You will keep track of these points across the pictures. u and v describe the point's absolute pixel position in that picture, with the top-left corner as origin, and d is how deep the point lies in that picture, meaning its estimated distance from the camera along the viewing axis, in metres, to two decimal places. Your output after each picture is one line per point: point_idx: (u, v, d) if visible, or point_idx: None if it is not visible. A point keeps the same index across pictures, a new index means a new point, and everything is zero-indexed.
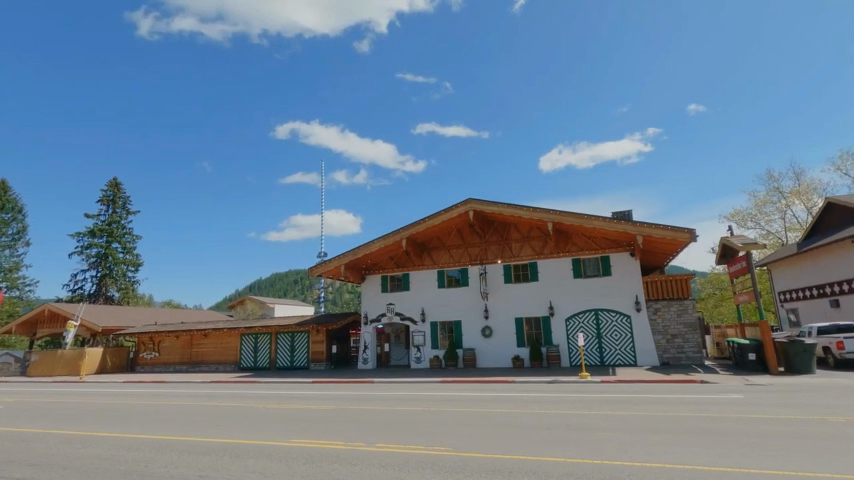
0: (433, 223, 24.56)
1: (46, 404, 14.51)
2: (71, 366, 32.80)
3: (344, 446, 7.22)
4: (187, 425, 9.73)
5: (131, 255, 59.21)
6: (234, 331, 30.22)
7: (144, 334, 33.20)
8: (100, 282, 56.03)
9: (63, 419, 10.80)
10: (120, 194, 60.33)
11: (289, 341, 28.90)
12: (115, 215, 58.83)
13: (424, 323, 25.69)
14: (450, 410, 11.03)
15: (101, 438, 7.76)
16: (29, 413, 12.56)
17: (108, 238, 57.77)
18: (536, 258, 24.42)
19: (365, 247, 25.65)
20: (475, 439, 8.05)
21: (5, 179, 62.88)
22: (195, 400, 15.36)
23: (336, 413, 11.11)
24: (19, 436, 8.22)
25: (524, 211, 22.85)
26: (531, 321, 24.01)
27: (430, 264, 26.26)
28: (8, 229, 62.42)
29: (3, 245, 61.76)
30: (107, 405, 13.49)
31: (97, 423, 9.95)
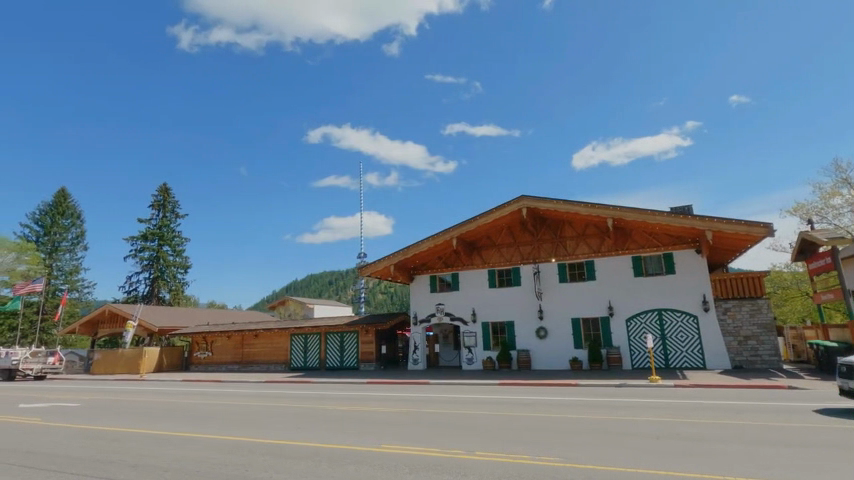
0: (485, 222, 24.00)
1: (120, 402, 14.99)
2: (131, 365, 34.13)
3: (447, 453, 6.98)
4: (265, 425, 9.75)
5: (180, 258, 61.32)
6: (284, 331, 30.59)
7: (198, 334, 34.13)
8: (153, 284, 58.36)
9: (146, 417, 11.04)
10: (170, 199, 62.69)
11: (338, 342, 28.99)
12: (165, 219, 61.17)
13: (476, 324, 25.15)
14: (531, 415, 10.52)
15: (194, 438, 7.86)
16: (109, 410, 12.92)
17: (159, 241, 60.05)
18: (592, 256, 23.49)
19: (414, 247, 25.33)
20: (576, 449, 7.58)
21: (65, 187, 66.46)
22: (260, 400, 15.50)
23: (405, 416, 10.86)
24: (116, 435, 8.46)
25: (581, 207, 21.97)
26: (589, 322, 23.10)
27: (481, 263, 25.67)
28: (67, 234, 66.05)
29: (64, 249, 65.40)
30: (179, 404, 13.76)
31: (178, 422, 10.10)
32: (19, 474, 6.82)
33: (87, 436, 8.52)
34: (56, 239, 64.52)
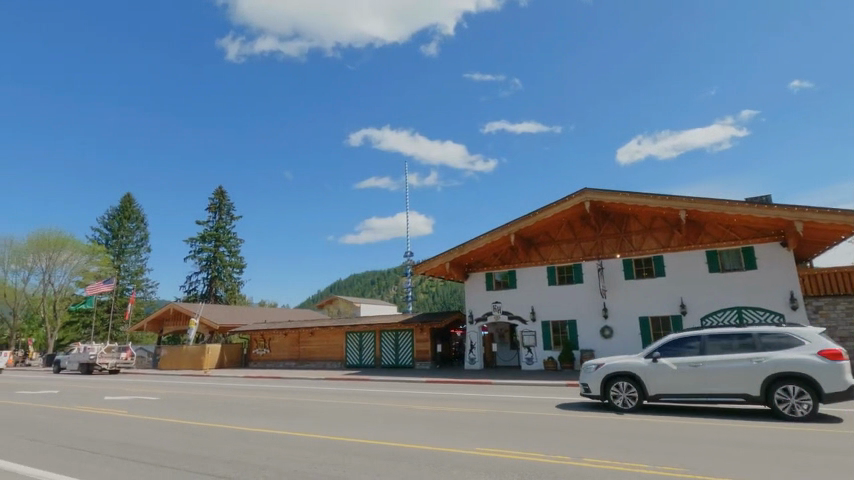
0: (544, 216, 23.14)
1: (195, 396, 15.51)
2: (195, 361, 35.52)
3: (548, 461, 6.56)
4: (339, 425, 9.97)
5: (236, 258, 63.70)
6: (340, 329, 30.93)
7: (256, 331, 35.07)
8: (211, 283, 60.98)
9: (224, 413, 11.37)
10: (225, 202, 65.25)
11: (393, 340, 28.93)
12: (221, 221, 63.75)
13: (535, 323, 24.33)
14: (621, 420, 9.81)
15: (281, 438, 8.03)
16: (187, 405, 13.39)
17: (216, 242, 62.61)
18: (662, 251, 22.13)
19: (471, 244, 24.78)
20: (690, 457, 6.86)
21: (130, 192, 70.51)
22: (325, 399, 15.65)
23: (480, 418, 10.57)
24: (205, 430, 8.71)
25: (651, 199, 20.69)
26: (659, 321, 21.80)
27: (539, 260, 24.80)
28: (133, 237, 70.10)
29: (130, 251, 69.44)
30: (250, 402, 14.08)
31: (255, 420, 10.28)
32: (121, 466, 6.88)
33: (177, 430, 8.75)
34: (123, 241, 68.65)
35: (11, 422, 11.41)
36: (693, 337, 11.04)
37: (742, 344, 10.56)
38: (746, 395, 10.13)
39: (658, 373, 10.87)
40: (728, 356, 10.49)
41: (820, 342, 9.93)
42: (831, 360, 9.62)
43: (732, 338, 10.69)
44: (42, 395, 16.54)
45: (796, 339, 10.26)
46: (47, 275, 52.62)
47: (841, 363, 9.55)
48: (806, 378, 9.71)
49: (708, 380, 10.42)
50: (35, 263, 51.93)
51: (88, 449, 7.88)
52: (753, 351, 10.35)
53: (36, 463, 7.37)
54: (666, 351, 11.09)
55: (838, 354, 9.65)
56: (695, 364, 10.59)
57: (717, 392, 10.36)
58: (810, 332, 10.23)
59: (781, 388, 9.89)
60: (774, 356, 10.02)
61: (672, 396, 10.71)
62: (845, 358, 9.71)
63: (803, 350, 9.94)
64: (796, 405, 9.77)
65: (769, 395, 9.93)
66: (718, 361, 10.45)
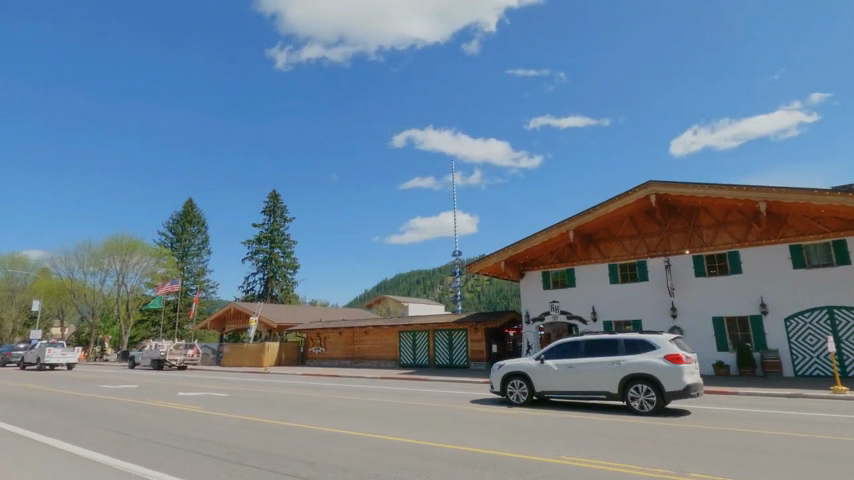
0: (605, 212, 22.10)
1: (259, 393, 16.04)
2: (255, 358, 36.83)
3: (622, 472, 6.16)
4: (396, 425, 10.14)
5: (290, 259, 65.83)
6: (393, 328, 31.06)
7: (312, 330, 35.91)
8: (267, 283, 63.41)
9: (286, 411, 11.72)
10: (279, 205, 67.55)
11: (447, 339, 28.69)
12: (276, 223, 66.06)
13: (596, 323, 23.26)
14: (709, 430, 9.09)
15: (344, 438, 8.23)
16: (252, 401, 13.90)
17: (271, 244, 64.93)
18: (737, 246, 20.55)
19: (526, 242, 24.07)
20: (803, 474, 6.18)
21: (192, 198, 74.42)
22: (385, 398, 15.65)
23: (539, 421, 10.33)
24: (271, 428, 9.04)
25: (725, 190, 19.22)
26: (736, 321, 20.26)
27: (600, 258, 23.72)
28: (195, 240, 74.00)
29: (193, 253, 73.34)
30: (309, 401, 14.47)
31: (317, 418, 10.57)
32: (204, 462, 7.00)
33: (245, 427, 9.11)
34: (186, 244, 72.68)
35: (97, 415, 12.19)
36: (575, 342, 12.61)
37: (610, 348, 12.04)
38: (607, 393, 11.64)
39: (543, 372, 12.55)
40: (597, 358, 12.02)
41: (668, 347, 11.32)
42: (674, 363, 10.99)
43: (604, 342, 12.18)
44: (123, 390, 17.53)
45: (654, 344, 11.62)
46: (121, 277, 56.41)
47: (681, 366, 10.92)
48: (652, 378, 11.14)
49: (578, 378, 12.03)
50: (110, 265, 55.84)
51: (172, 444, 8.13)
52: (618, 354, 11.83)
53: (124, 457, 7.67)
54: (551, 354, 12.73)
55: (679, 358, 11.04)
56: (571, 365, 12.20)
57: (586, 389, 11.91)
58: (665, 338, 11.60)
59: (634, 386, 11.38)
60: (631, 359, 11.47)
61: (553, 393, 12.33)
62: (687, 362, 11.06)
63: (653, 354, 11.38)
64: (641, 402, 11.23)
65: (623, 391, 11.42)
66: (587, 362, 12.02)
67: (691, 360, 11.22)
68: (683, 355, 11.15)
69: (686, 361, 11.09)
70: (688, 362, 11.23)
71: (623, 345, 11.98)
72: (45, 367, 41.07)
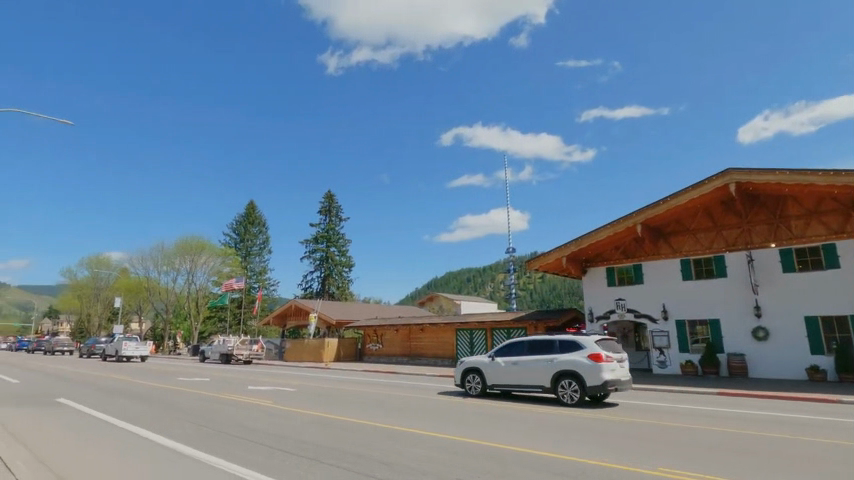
0: (677, 203, 20.63)
1: (323, 388, 16.38)
2: (315, 354, 37.89)
3: None
4: (460, 424, 10.12)
5: (346, 258, 67.38)
6: (449, 326, 30.88)
7: (369, 327, 36.40)
8: (324, 281, 65.23)
9: (351, 408, 11.95)
10: (335, 204, 69.27)
11: (505, 338, 28.09)
12: (331, 223, 67.83)
13: (667, 322, 21.86)
14: (818, 445, 8.16)
15: (412, 437, 8.27)
16: (316, 397, 14.26)
17: (327, 243, 66.70)
18: (832, 238, 18.52)
19: (590, 237, 22.97)
20: None
21: (253, 200, 77.92)
22: (447, 397, 15.48)
23: (610, 429, 9.90)
24: (338, 425, 9.22)
25: (819, 176, 17.31)
26: (832, 322, 18.31)
27: (671, 253, 22.25)
28: (257, 240, 77.48)
29: (255, 253, 76.82)
30: (371, 398, 14.65)
31: (381, 414, 10.74)
32: (280, 457, 7.06)
33: (314, 423, 9.34)
34: (249, 245, 76.26)
35: (177, 406, 12.84)
36: (520, 342, 14.46)
37: (548, 348, 13.78)
38: (542, 386, 13.41)
39: (492, 367, 14.53)
40: (536, 356, 13.82)
41: (592, 347, 12.91)
42: (594, 361, 12.61)
43: (543, 342, 13.93)
44: (197, 382, 18.45)
45: (582, 344, 13.24)
46: (191, 275, 60.00)
47: (599, 364, 12.52)
48: (576, 375, 12.79)
49: (518, 373, 13.93)
50: (181, 264, 59.57)
51: (248, 438, 8.33)
52: (553, 353, 13.54)
53: (205, 448, 7.91)
54: (501, 353, 14.67)
55: (598, 356, 12.66)
56: (514, 362, 14.11)
57: (526, 383, 13.74)
58: (592, 339, 13.20)
59: (563, 380, 13.09)
60: (561, 357, 13.17)
61: (500, 387, 14.27)
62: (606, 360, 12.62)
63: (580, 352, 13.04)
64: (568, 395, 12.90)
65: (554, 385, 13.16)
66: (526, 360, 13.87)
67: (612, 359, 12.76)
68: (604, 354, 12.74)
69: (606, 359, 12.63)
70: (610, 360, 12.77)
71: (558, 344, 13.70)
72: (123, 359, 44.42)
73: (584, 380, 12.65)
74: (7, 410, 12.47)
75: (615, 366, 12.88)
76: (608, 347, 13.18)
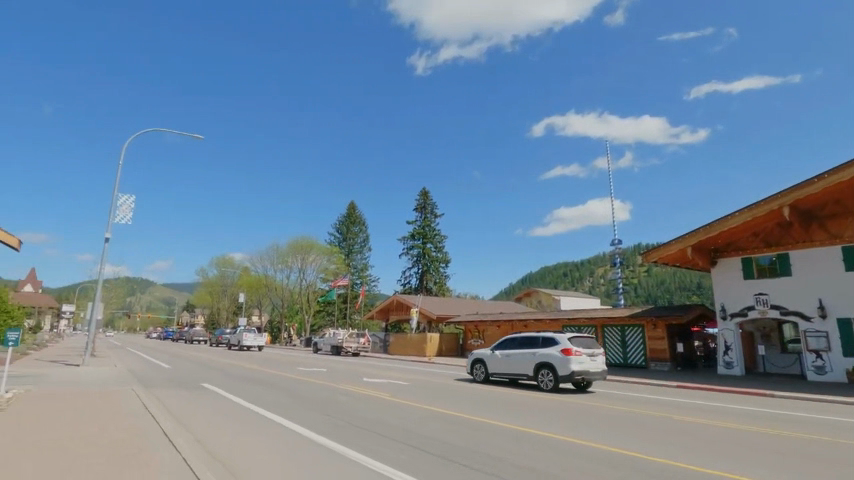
0: (837, 181, 17.30)
1: (435, 384, 16.39)
2: (417, 348, 38.60)
3: None
4: (596, 428, 9.56)
5: (442, 253, 68.09)
6: (554, 322, 29.47)
7: (470, 322, 36.12)
8: (422, 277, 66.42)
9: (471, 406, 11.87)
10: (430, 201, 70.27)
11: (619, 335, 26.02)
12: (427, 219, 68.95)
13: (826, 321, 18.56)
14: None
15: (544, 440, 7.89)
16: (433, 391, 14.42)
17: (424, 239, 67.84)
18: None
19: (720, 224, 20.28)
20: None
21: (353, 201, 82.04)
22: (564, 398, 14.66)
23: (775, 446, 8.53)
24: (470, 424, 9.11)
25: None
26: None
27: (827, 239, 18.87)
28: (358, 238, 81.47)
29: (357, 251, 80.84)
30: (487, 395, 14.47)
31: (502, 415, 10.44)
32: (408, 452, 7.02)
33: (445, 421, 9.33)
34: (351, 243, 80.47)
35: (304, 397, 13.65)
36: (514, 338, 18.02)
37: (533, 343, 17.20)
38: (527, 374, 16.91)
39: (492, 358, 18.31)
40: (524, 349, 17.33)
41: (564, 343, 16.14)
42: (564, 355, 15.86)
43: (530, 339, 17.35)
44: (316, 372, 19.55)
45: (557, 341, 16.53)
46: (302, 272, 64.76)
47: (568, 357, 15.72)
48: (551, 365, 16.15)
49: (507, 362, 17.58)
50: (293, 262, 64.54)
51: (375, 431, 8.49)
52: (536, 347, 16.95)
53: (336, 440, 8.18)
54: (500, 346, 18.34)
55: (568, 350, 15.89)
56: (507, 355, 17.76)
57: (516, 372, 17.31)
58: (566, 337, 16.39)
59: (542, 370, 16.51)
60: (540, 351, 16.59)
61: (497, 374, 17.96)
62: (574, 354, 15.81)
63: (555, 347, 16.35)
64: (544, 380, 16.26)
65: (534, 373, 16.61)
66: (515, 353, 17.49)
67: (581, 353, 15.87)
68: (573, 349, 15.96)
69: (574, 353, 15.82)
70: (579, 355, 15.91)
71: (541, 340, 17.11)
72: (245, 349, 49.35)
73: (557, 369, 15.95)
74: (166, 392, 14.19)
75: (584, 360, 16.00)
76: (581, 344, 16.23)
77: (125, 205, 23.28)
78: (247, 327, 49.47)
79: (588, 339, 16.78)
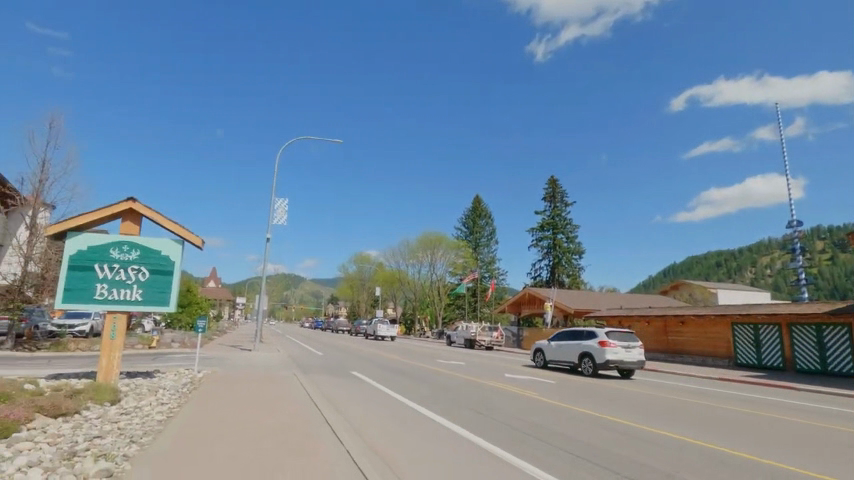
0: None
1: (587, 384, 15.10)
2: None
3: None
4: (812, 459, 7.52)
5: (574, 244, 64.18)
6: (721, 318, 25.37)
7: (613, 316, 32.86)
8: (554, 270, 63.27)
9: (633, 419, 10.43)
10: (558, 189, 66.65)
11: (813, 336, 21.29)
12: (557, 209, 65.44)
13: None
14: None
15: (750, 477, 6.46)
16: (585, 394, 13.22)
17: (554, 230, 64.58)
18: None
19: None
20: None
21: (478, 194, 81.82)
22: (753, 410, 12.24)
23: None
24: (637, 450, 7.89)
25: None
26: None
27: None
28: (484, 232, 81.12)
29: (483, 244, 80.56)
30: (653, 401, 12.79)
31: (678, 434, 9.01)
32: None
33: (609, 444, 8.23)
34: (478, 237, 80.33)
35: (451, 390, 13.58)
36: (566, 332, 21.09)
37: (579, 336, 20.12)
38: (573, 362, 19.91)
39: (549, 348, 21.52)
40: (572, 340, 20.30)
41: (602, 336, 18.91)
42: (600, 345, 18.66)
43: (577, 333, 20.26)
44: (455, 365, 19.53)
45: (596, 334, 19.35)
46: (431, 267, 66.60)
47: (603, 347, 18.51)
48: (590, 354, 19.03)
49: (558, 351, 20.61)
50: (423, 257, 66.70)
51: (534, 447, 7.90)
52: (581, 340, 19.84)
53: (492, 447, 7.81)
54: (556, 339, 21.48)
55: (604, 342, 18.64)
56: (559, 345, 20.89)
57: (565, 360, 20.37)
58: (605, 332, 19.09)
59: (584, 359, 19.44)
60: (582, 342, 19.56)
61: (553, 362, 21.11)
62: (609, 345, 18.55)
63: (595, 340, 19.15)
64: (586, 366, 19.10)
65: (577, 361, 19.57)
66: (565, 344, 20.57)
67: (616, 345, 18.50)
68: (610, 341, 18.69)
69: (609, 344, 18.53)
70: (614, 346, 18.59)
71: (584, 334, 20.06)
72: (381, 339, 52.39)
73: (596, 357, 18.78)
74: (324, 378, 15.33)
75: (620, 351, 18.61)
76: (618, 338, 18.80)
77: (281, 208, 25.90)
78: (382, 318, 52.31)
79: (626, 334, 19.25)
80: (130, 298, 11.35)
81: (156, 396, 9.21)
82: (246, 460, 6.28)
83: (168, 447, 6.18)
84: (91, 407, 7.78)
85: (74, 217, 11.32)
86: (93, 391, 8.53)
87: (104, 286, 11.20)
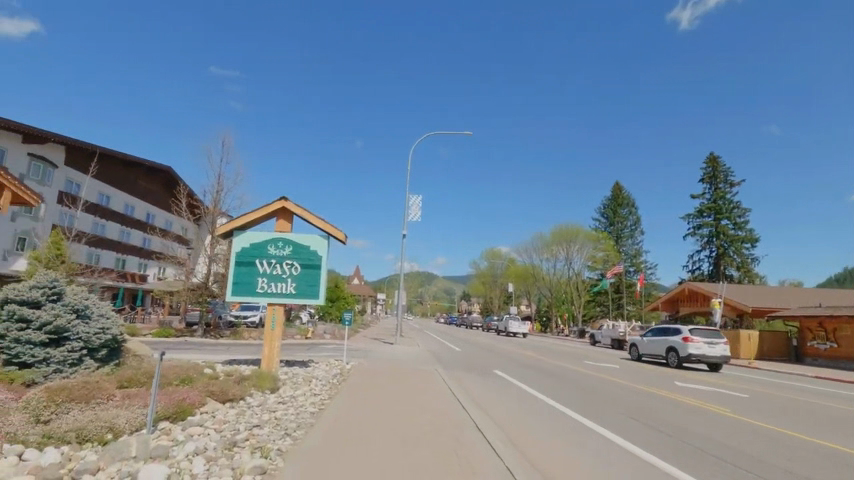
0: None
1: (794, 402, 11.96)
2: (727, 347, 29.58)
3: None
4: None
5: (745, 231, 54.66)
6: None
7: (810, 316, 26.49)
8: (718, 262, 54.68)
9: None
10: (720, 168, 57.44)
11: None
12: (719, 191, 56.23)
13: None
14: None
15: None
16: (786, 411, 10.35)
17: (717, 215, 55.79)
18: None
19: None
20: None
21: (617, 181, 74.79)
22: None
23: None
24: None
25: None
26: None
27: None
28: (627, 222, 73.80)
29: (627, 235, 73.52)
30: None
31: None
32: None
33: (831, 468, 6.03)
34: (620, 228, 73.53)
35: (606, 393, 11.92)
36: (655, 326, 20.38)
37: (664, 331, 19.47)
38: (659, 356, 19.35)
39: (639, 342, 20.92)
40: (660, 335, 19.54)
41: (683, 331, 18.15)
42: (682, 340, 17.96)
43: (662, 328, 19.58)
44: (609, 368, 17.44)
45: (678, 329, 18.61)
46: (568, 261, 62.42)
47: (684, 341, 17.84)
48: (673, 347, 18.40)
49: (647, 345, 20.29)
50: (558, 251, 63.05)
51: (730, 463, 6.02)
52: (666, 334, 19.16)
53: (665, 458, 6.16)
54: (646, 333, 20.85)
55: (686, 337, 17.87)
56: (647, 339, 20.37)
57: (652, 354, 19.88)
58: (688, 327, 18.27)
59: (669, 352, 18.77)
60: (666, 336, 18.96)
61: (642, 354, 20.61)
62: (690, 340, 17.81)
63: (678, 335, 18.38)
64: (670, 359, 18.67)
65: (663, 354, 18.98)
66: (651, 338, 20.01)
67: (698, 340, 17.67)
68: (692, 337, 17.97)
69: (690, 339, 17.78)
70: (697, 341, 17.82)
71: (667, 328, 19.36)
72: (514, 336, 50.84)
73: (679, 352, 18.24)
74: (465, 375, 14.76)
75: (703, 346, 17.78)
76: (701, 333, 17.92)
77: (416, 204, 26.25)
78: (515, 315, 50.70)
79: (714, 329, 18.20)
80: (285, 291, 12.05)
81: (309, 387, 9.48)
82: (393, 459, 5.73)
83: (319, 441, 5.97)
84: (254, 394, 8.15)
85: (237, 218, 12.39)
86: (257, 378, 9.00)
87: (264, 280, 12.07)
